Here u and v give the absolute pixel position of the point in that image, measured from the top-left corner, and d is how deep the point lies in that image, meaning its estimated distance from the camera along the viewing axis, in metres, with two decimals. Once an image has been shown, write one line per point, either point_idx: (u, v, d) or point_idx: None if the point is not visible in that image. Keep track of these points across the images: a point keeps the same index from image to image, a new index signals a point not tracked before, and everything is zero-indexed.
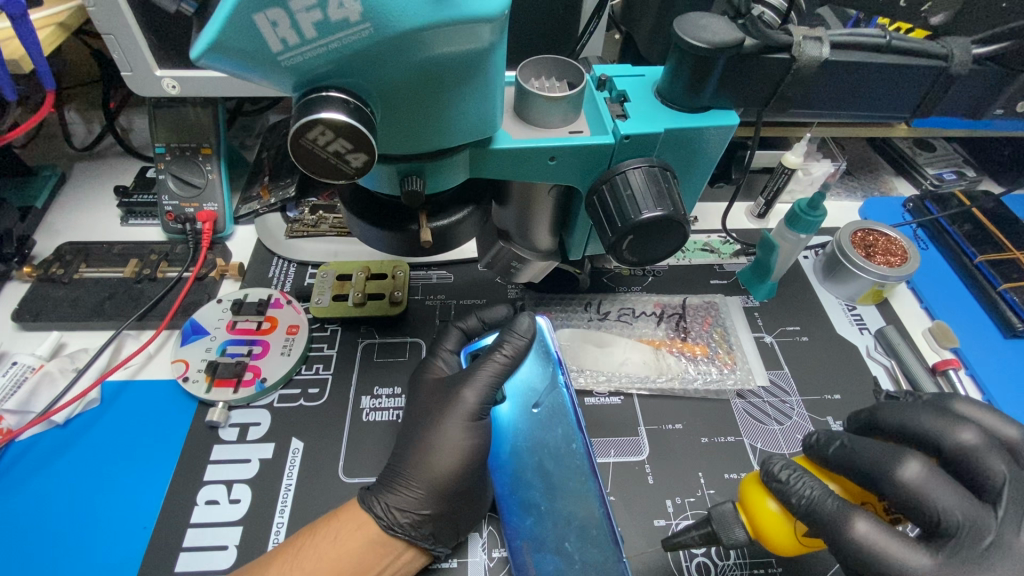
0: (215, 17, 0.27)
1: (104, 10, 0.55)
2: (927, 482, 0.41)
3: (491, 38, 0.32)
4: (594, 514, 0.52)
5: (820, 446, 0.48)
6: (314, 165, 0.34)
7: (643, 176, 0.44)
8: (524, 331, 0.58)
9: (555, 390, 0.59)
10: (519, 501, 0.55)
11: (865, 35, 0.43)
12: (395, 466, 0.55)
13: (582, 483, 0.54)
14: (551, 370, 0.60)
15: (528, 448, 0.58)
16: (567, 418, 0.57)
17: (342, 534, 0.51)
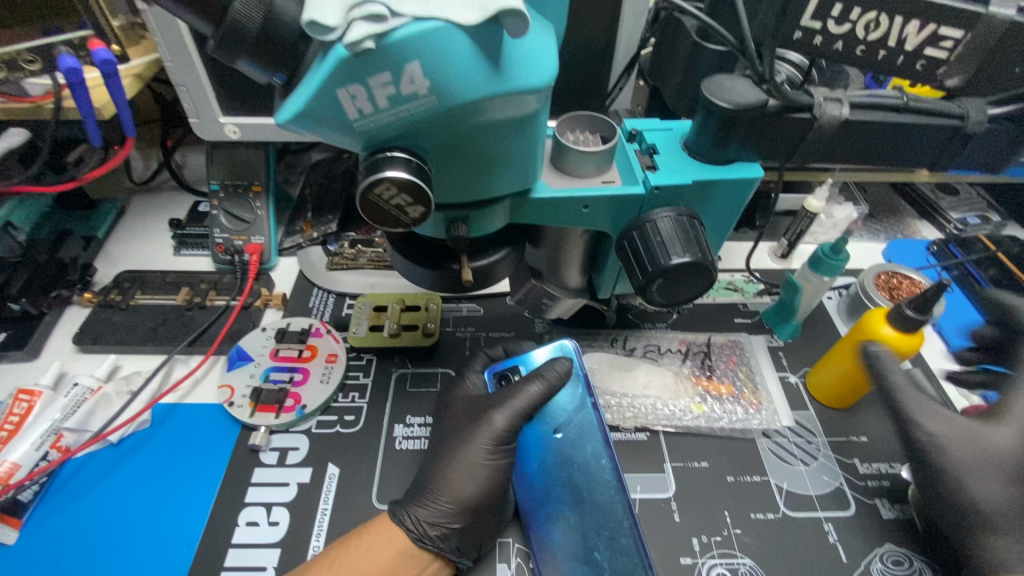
0: (303, 90, 0.31)
1: (179, 66, 0.61)
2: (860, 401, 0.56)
3: (537, 105, 0.36)
4: (621, 525, 0.53)
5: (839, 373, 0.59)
6: (377, 214, 0.38)
7: (672, 224, 0.47)
8: (562, 372, 0.60)
9: (583, 410, 0.61)
10: (549, 513, 0.57)
11: (884, 96, 0.47)
12: (426, 481, 0.57)
13: (612, 497, 0.55)
14: (581, 390, 0.62)
15: (558, 464, 0.60)
16: (595, 436, 0.59)
17: (374, 546, 0.53)
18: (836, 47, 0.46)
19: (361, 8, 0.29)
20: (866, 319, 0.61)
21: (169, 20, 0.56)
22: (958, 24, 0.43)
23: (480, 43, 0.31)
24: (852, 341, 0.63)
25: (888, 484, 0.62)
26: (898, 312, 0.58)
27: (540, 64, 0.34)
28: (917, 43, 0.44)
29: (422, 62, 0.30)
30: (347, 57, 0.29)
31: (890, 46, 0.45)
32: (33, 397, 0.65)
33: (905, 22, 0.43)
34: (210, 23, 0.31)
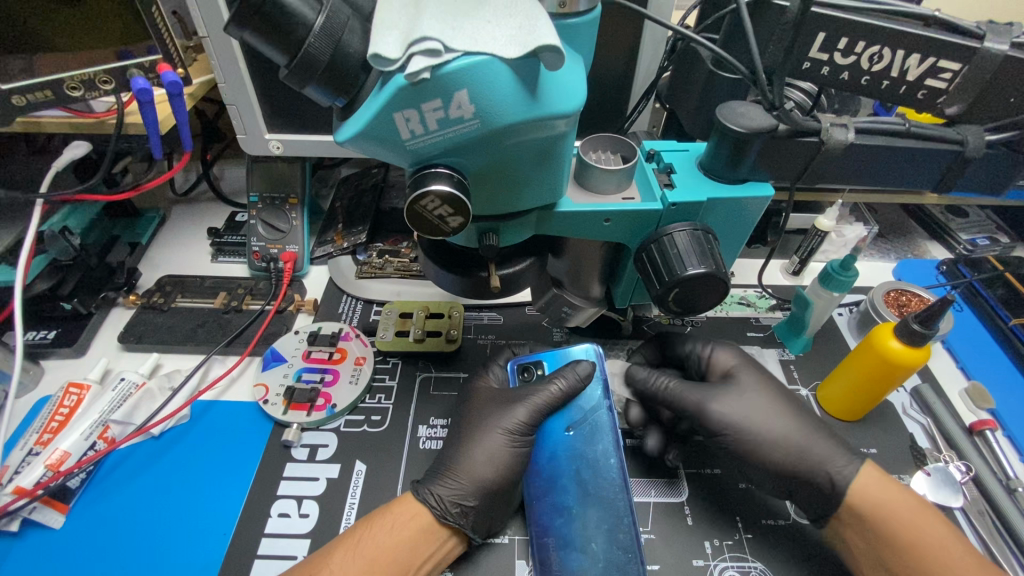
0: (364, 114, 0.36)
1: (232, 87, 0.67)
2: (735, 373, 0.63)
3: (566, 128, 0.40)
4: (621, 520, 0.56)
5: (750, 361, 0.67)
6: (420, 223, 0.42)
7: (688, 238, 0.50)
8: (581, 374, 0.63)
9: (599, 409, 0.63)
10: (553, 503, 0.59)
11: (886, 122, 0.50)
12: (445, 463, 0.61)
13: (616, 494, 0.58)
14: (600, 391, 0.64)
15: (569, 458, 0.61)
16: (607, 435, 0.61)
17: (397, 523, 0.56)
18: (843, 77, 0.50)
19: (419, 44, 0.33)
20: (873, 334, 0.64)
21: (227, 43, 0.62)
22: (956, 58, 0.46)
23: (520, 74, 0.35)
24: (862, 355, 0.65)
25: None
26: (903, 325, 0.60)
27: (571, 92, 0.38)
28: (918, 74, 0.48)
29: (470, 91, 0.34)
30: (405, 86, 0.34)
31: (893, 77, 0.49)
32: (82, 390, 0.69)
33: (907, 55, 0.47)
34: (287, 55, 0.35)
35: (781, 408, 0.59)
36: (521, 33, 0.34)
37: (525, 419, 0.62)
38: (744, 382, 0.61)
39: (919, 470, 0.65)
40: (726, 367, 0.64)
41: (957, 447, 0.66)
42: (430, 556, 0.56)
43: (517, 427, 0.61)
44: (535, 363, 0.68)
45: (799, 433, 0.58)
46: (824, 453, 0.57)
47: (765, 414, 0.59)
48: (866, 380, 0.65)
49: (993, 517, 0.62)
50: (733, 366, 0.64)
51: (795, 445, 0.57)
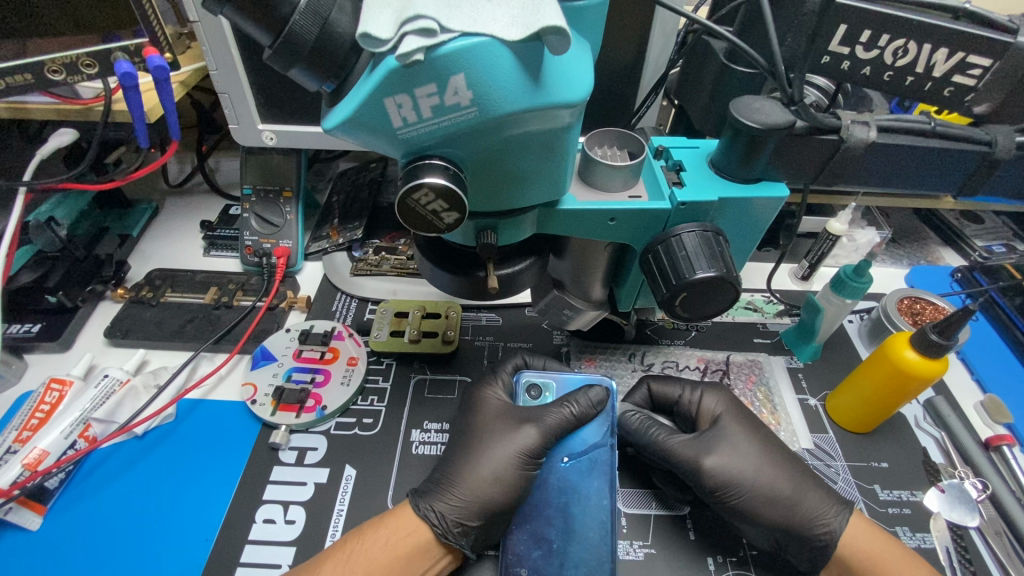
0: (352, 98, 0.33)
1: (224, 74, 0.64)
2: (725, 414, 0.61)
3: (570, 119, 0.37)
4: (602, 565, 0.53)
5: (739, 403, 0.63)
6: (413, 219, 0.39)
7: (697, 240, 0.47)
8: (594, 400, 0.60)
9: (605, 447, 0.59)
10: (532, 532, 0.56)
11: (910, 121, 0.47)
12: (446, 477, 0.58)
13: (602, 537, 0.54)
14: (607, 427, 0.60)
15: (560, 489, 0.58)
16: (606, 474, 0.57)
17: (394, 539, 0.54)
18: (864, 72, 0.48)
19: (412, 23, 0.30)
20: (889, 343, 0.61)
21: (217, 26, 0.59)
22: (985, 53, 0.43)
23: (522, 58, 0.32)
24: (875, 365, 0.62)
25: (909, 512, 0.61)
26: (921, 335, 0.58)
27: (577, 80, 0.35)
28: (944, 70, 0.45)
29: (467, 75, 0.32)
30: (396, 68, 0.31)
31: (918, 73, 0.46)
32: (65, 386, 0.67)
33: (933, 49, 0.44)
34: (270, 34, 0.32)
35: (770, 459, 0.58)
36: (524, 14, 0.31)
37: (525, 427, 0.59)
38: (736, 431, 0.59)
39: (932, 486, 0.63)
40: (714, 414, 0.62)
41: (973, 463, 0.64)
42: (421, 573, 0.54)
43: (516, 435, 0.59)
44: (546, 381, 0.65)
45: (789, 483, 0.56)
46: (814, 504, 0.55)
47: (757, 465, 0.57)
48: (880, 391, 0.62)
49: (1010, 537, 0.59)
50: (720, 414, 0.61)
51: (784, 499, 0.55)
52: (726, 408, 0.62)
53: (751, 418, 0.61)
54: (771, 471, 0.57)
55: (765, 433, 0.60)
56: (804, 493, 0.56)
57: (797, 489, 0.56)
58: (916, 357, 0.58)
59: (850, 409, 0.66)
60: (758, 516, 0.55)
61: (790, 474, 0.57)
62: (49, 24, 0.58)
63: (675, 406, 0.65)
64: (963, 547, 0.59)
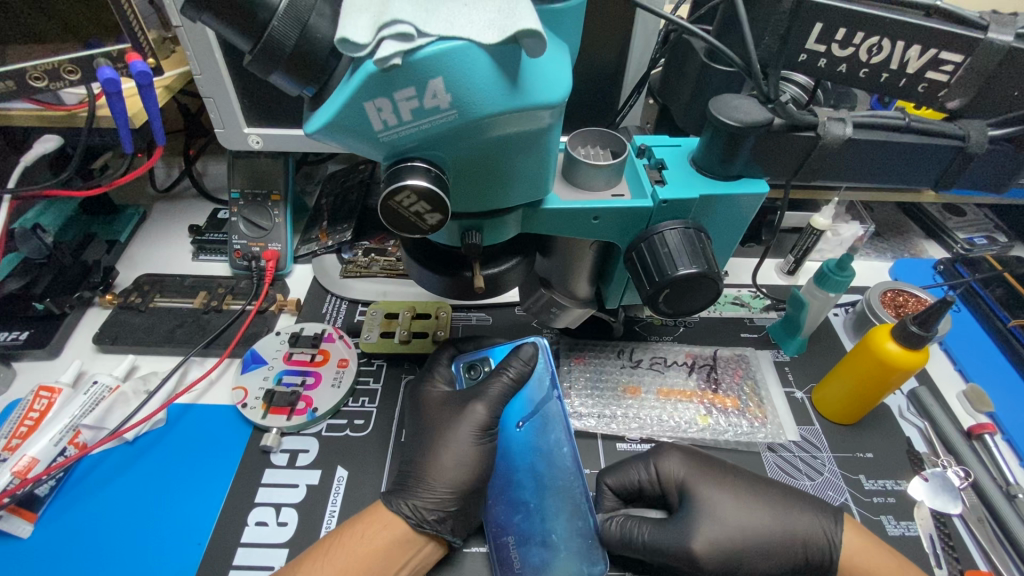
0: (332, 102, 0.33)
1: (208, 78, 0.64)
2: (690, 475, 0.59)
3: (551, 120, 0.38)
4: (579, 508, 0.57)
5: (701, 462, 0.60)
6: (396, 221, 0.39)
7: (680, 237, 0.48)
8: (526, 358, 0.61)
9: (549, 401, 0.62)
10: (511, 499, 0.59)
11: (884, 117, 0.48)
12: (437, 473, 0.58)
13: (571, 483, 0.58)
14: (547, 380, 0.63)
15: (522, 453, 0.61)
16: (559, 426, 0.60)
17: (369, 533, 0.54)
18: (840, 69, 0.48)
19: (389, 28, 0.31)
20: (870, 336, 0.62)
21: (200, 32, 0.59)
22: (957, 49, 0.44)
23: (499, 60, 0.33)
24: (860, 358, 0.63)
25: (894, 501, 0.62)
26: (902, 327, 0.59)
27: (555, 81, 0.35)
28: (918, 67, 0.46)
29: (445, 78, 0.32)
30: (375, 73, 0.31)
31: (892, 69, 0.47)
32: (54, 394, 0.67)
33: (907, 46, 0.45)
34: (249, 40, 0.33)
35: (755, 497, 0.57)
36: (500, 17, 0.32)
37: (473, 405, 0.60)
38: (708, 491, 0.57)
39: (916, 475, 0.64)
40: (679, 479, 0.59)
41: (956, 453, 0.65)
42: (403, 564, 0.54)
43: (468, 412, 0.60)
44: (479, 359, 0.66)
45: (776, 521, 0.56)
46: (807, 525, 0.55)
47: (746, 519, 0.56)
48: (864, 383, 0.63)
49: (991, 523, 0.60)
50: (684, 478, 0.59)
51: (778, 536, 0.55)
52: (692, 477, 0.59)
53: (719, 472, 0.59)
54: (758, 511, 0.57)
55: (732, 477, 0.59)
56: (791, 514, 0.56)
57: (785, 524, 0.56)
58: (899, 349, 0.59)
59: (837, 400, 0.66)
60: (764, 562, 0.55)
61: (778, 503, 0.57)
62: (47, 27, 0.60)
63: (640, 491, 0.60)
64: (946, 534, 0.60)
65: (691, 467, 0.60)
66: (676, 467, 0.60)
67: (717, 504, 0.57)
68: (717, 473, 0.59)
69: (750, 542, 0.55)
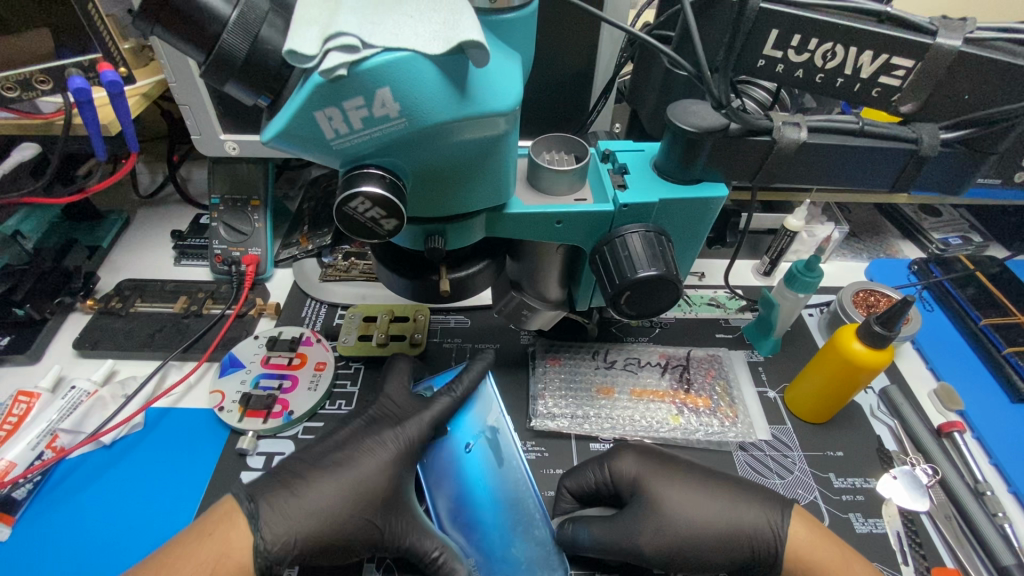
0: (283, 112, 0.34)
1: (183, 86, 0.65)
2: (640, 471, 0.59)
3: (504, 127, 0.39)
4: (533, 517, 0.58)
5: (651, 455, 0.61)
6: (354, 227, 0.40)
7: (641, 241, 0.49)
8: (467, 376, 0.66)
9: (496, 419, 0.65)
10: (467, 522, 0.59)
11: (840, 121, 0.49)
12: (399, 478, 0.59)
13: (524, 492, 0.59)
14: (490, 402, 0.66)
15: (471, 474, 0.61)
16: (507, 440, 0.63)
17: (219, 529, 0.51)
18: (797, 75, 0.49)
19: (335, 40, 0.31)
20: (837, 335, 0.63)
21: (182, 59, 0.62)
22: (908, 54, 0.45)
23: (446, 70, 0.34)
24: (827, 358, 0.64)
25: (862, 499, 0.63)
26: (866, 327, 0.60)
27: (504, 90, 0.36)
28: (871, 72, 0.47)
29: (392, 88, 0.33)
30: (322, 84, 0.32)
31: (847, 74, 0.48)
32: (32, 398, 0.67)
33: (860, 52, 0.46)
34: (202, 51, 0.34)
35: (705, 490, 0.58)
36: (444, 28, 0.33)
37: None
38: (661, 485, 0.58)
39: (885, 473, 0.65)
40: (631, 476, 0.59)
41: (925, 450, 0.66)
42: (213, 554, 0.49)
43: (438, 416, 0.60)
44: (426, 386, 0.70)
45: (722, 515, 0.56)
46: (752, 518, 0.55)
47: (695, 512, 0.56)
48: (832, 383, 0.64)
49: (960, 521, 0.61)
50: (637, 476, 0.59)
51: (722, 532, 0.55)
52: (642, 474, 0.59)
53: (668, 464, 0.60)
54: (709, 504, 0.57)
55: (686, 469, 0.60)
56: (738, 509, 0.56)
57: (730, 520, 0.55)
58: (864, 349, 0.60)
59: (807, 399, 0.67)
60: (714, 556, 0.55)
61: (731, 497, 0.57)
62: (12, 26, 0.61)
63: (596, 491, 0.61)
64: (914, 531, 0.61)
65: (641, 463, 0.60)
66: (625, 464, 0.60)
67: (667, 496, 0.57)
68: (667, 464, 0.60)
69: (696, 532, 0.55)
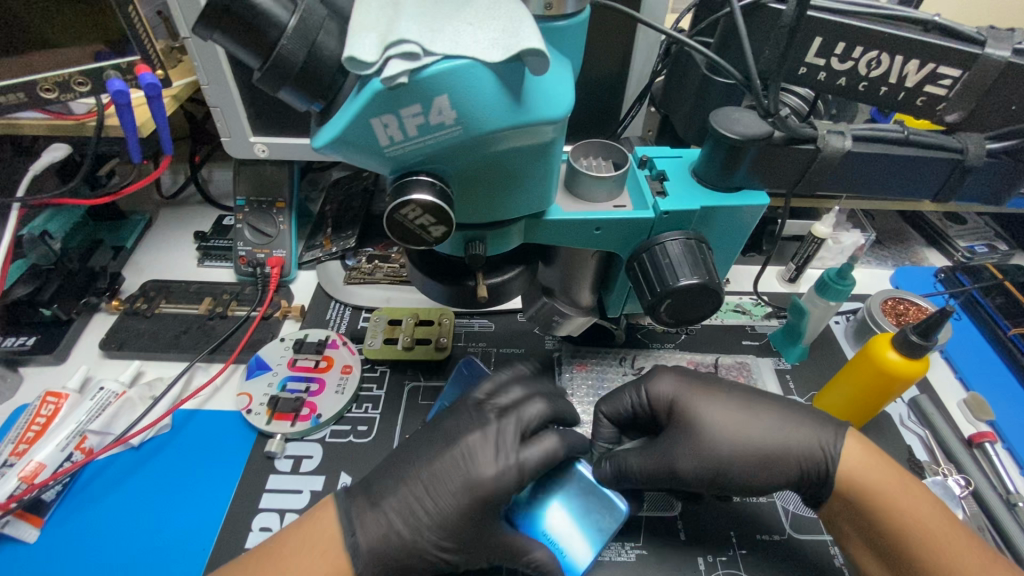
0: (339, 119, 0.34)
1: (215, 89, 0.65)
2: (678, 390, 0.59)
3: (553, 135, 0.38)
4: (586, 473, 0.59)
5: (689, 376, 0.60)
6: (402, 233, 0.40)
7: (681, 248, 0.48)
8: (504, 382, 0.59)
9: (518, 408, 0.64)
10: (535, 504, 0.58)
11: (884, 130, 0.48)
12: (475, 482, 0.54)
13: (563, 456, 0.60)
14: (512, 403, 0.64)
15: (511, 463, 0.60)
16: None
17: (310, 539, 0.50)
18: (840, 83, 0.49)
19: (396, 48, 0.31)
20: (871, 344, 0.62)
21: (209, 48, 0.60)
22: (956, 63, 0.45)
23: (503, 78, 0.33)
24: (859, 366, 0.63)
25: None
26: (901, 336, 0.59)
27: (558, 97, 0.36)
28: (917, 81, 0.47)
29: (450, 96, 0.33)
30: (382, 91, 0.32)
31: (892, 83, 0.47)
32: (60, 399, 0.67)
33: (905, 61, 0.46)
34: (259, 58, 0.34)
35: (749, 409, 0.56)
36: (504, 36, 0.33)
37: None
38: (700, 399, 0.57)
39: None
40: (669, 396, 0.59)
41: (956, 460, 0.65)
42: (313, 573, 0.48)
43: None
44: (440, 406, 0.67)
45: (770, 434, 0.55)
46: (803, 440, 0.54)
47: (740, 429, 0.55)
48: (864, 391, 0.63)
49: (993, 532, 0.60)
50: (675, 396, 0.58)
51: (769, 452, 0.54)
52: (681, 394, 0.58)
53: (706, 382, 0.59)
54: (754, 423, 0.55)
55: (728, 386, 0.59)
56: (787, 432, 0.55)
57: (779, 438, 0.54)
58: (898, 359, 0.59)
59: (847, 405, 0.66)
60: (760, 478, 0.54)
61: (775, 415, 0.56)
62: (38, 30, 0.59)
63: (634, 414, 0.61)
64: None
65: (679, 386, 0.59)
66: (663, 384, 0.60)
67: (711, 411, 0.56)
68: (706, 385, 0.59)
69: (743, 448, 0.54)
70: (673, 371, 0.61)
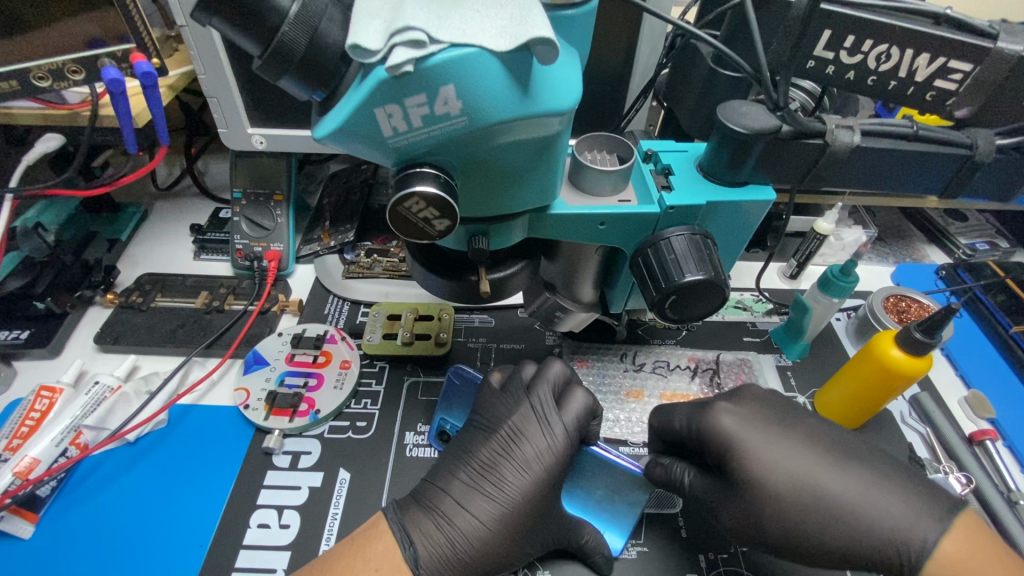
0: (341, 108, 0.33)
1: (212, 78, 0.64)
2: (739, 429, 0.52)
3: (560, 127, 0.38)
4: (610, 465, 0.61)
5: (761, 415, 0.53)
6: (404, 226, 0.39)
7: (686, 243, 0.48)
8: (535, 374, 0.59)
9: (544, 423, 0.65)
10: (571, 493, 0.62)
11: (893, 125, 0.48)
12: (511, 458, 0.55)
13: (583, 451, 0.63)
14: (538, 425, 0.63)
15: None
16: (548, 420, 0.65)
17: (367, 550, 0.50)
18: (848, 77, 0.48)
19: (401, 34, 0.30)
20: (874, 341, 0.62)
21: (206, 34, 0.59)
22: (967, 58, 0.44)
23: (511, 67, 0.33)
24: (862, 363, 0.63)
25: None
26: (906, 333, 0.58)
27: (565, 88, 0.35)
28: (927, 75, 0.46)
29: (456, 85, 0.32)
30: (386, 79, 0.31)
31: (900, 77, 0.47)
32: (54, 394, 0.66)
33: (915, 55, 0.45)
34: (260, 45, 0.33)
35: (818, 452, 0.51)
36: (512, 24, 0.32)
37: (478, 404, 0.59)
38: (759, 451, 0.51)
39: None
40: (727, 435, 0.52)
41: (957, 458, 0.65)
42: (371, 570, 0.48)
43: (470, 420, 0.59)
44: (442, 422, 0.66)
45: (841, 487, 0.49)
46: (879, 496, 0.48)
47: (800, 472, 0.50)
48: (867, 389, 0.63)
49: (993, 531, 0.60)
50: (732, 437, 0.52)
51: (832, 507, 0.48)
52: (741, 435, 0.52)
53: (774, 423, 0.53)
54: (830, 474, 0.50)
55: (798, 428, 0.53)
56: (863, 492, 0.48)
57: (852, 496, 0.48)
58: (899, 357, 0.59)
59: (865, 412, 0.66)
60: (830, 536, 0.48)
61: (850, 471, 0.50)
62: (20, 16, 0.57)
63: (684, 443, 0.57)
64: None
65: (748, 426, 0.53)
66: (717, 424, 0.53)
67: (775, 454, 0.51)
68: (779, 425, 0.53)
69: (806, 495, 0.49)
70: (739, 408, 0.54)
